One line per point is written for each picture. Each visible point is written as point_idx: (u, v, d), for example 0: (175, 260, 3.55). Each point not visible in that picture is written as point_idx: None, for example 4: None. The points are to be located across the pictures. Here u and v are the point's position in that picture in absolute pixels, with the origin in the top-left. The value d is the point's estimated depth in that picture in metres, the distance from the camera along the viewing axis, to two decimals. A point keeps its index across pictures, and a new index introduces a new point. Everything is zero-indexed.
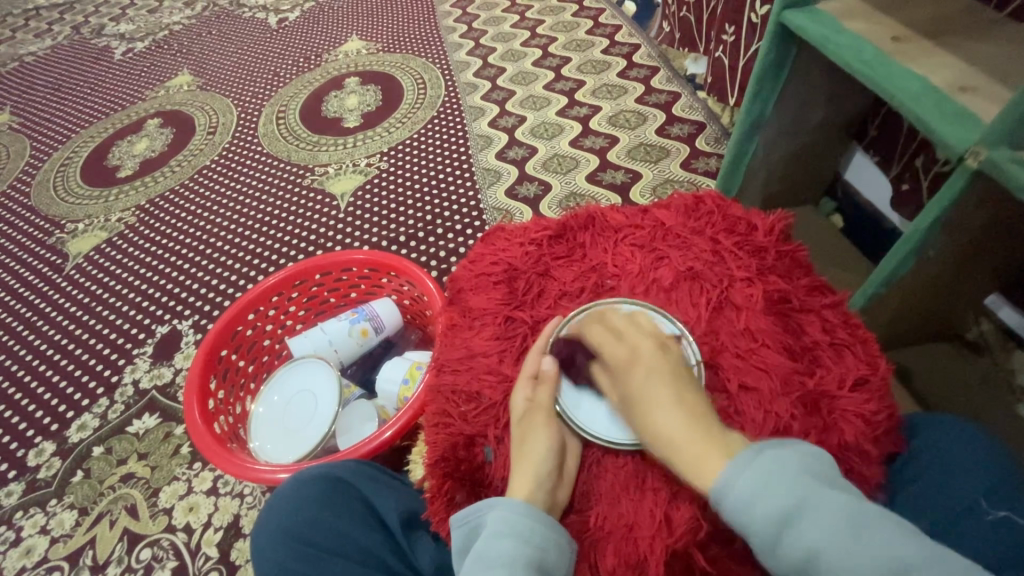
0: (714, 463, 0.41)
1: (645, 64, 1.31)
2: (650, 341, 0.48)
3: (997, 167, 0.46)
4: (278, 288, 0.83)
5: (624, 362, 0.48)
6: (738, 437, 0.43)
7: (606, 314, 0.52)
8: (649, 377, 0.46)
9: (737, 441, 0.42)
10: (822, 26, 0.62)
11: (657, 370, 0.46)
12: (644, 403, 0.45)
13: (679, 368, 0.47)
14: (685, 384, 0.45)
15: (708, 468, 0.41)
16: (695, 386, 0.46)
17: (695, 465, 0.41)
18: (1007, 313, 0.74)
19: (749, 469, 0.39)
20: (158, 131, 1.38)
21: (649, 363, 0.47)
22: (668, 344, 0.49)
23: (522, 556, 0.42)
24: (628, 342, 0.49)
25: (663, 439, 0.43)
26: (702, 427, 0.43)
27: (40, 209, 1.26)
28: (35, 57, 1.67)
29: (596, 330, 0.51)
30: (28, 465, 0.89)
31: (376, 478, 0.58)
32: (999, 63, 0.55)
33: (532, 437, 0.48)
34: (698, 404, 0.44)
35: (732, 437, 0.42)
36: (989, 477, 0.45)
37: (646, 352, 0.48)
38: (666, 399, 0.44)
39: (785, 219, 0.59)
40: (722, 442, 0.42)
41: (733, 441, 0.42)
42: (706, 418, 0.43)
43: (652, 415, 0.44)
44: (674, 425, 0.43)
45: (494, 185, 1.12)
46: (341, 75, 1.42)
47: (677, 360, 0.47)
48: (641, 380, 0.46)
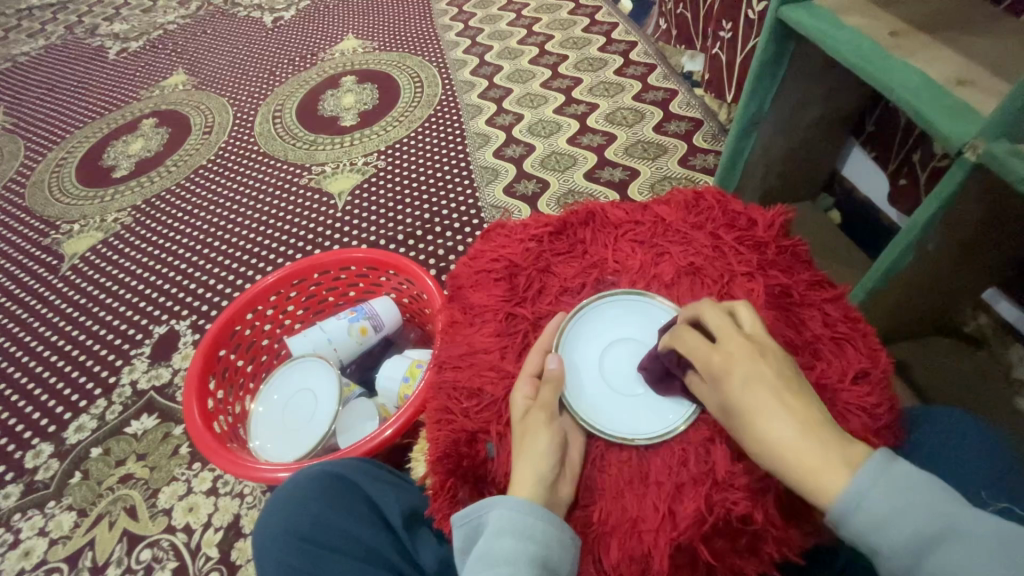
0: (838, 478, 0.35)
1: (641, 61, 1.31)
2: (745, 341, 0.43)
3: (996, 160, 0.46)
4: (277, 288, 0.82)
5: (718, 369, 0.42)
6: (861, 443, 0.37)
7: (698, 317, 0.47)
8: (749, 384, 0.40)
9: (861, 448, 0.37)
10: (819, 21, 0.62)
11: (758, 375, 0.40)
12: (745, 412, 0.40)
13: (783, 369, 0.41)
14: (792, 388, 0.40)
15: (832, 484, 0.35)
16: (804, 390, 0.40)
17: (816, 483, 0.36)
18: (1005, 307, 0.75)
19: (881, 485, 0.34)
20: (153, 131, 1.37)
21: (747, 367, 0.41)
22: (767, 344, 0.43)
23: (525, 554, 0.42)
24: (723, 347, 0.43)
25: (773, 450, 0.38)
26: (818, 436, 0.37)
27: (36, 210, 1.25)
28: (28, 58, 1.66)
29: (684, 338, 0.46)
30: (26, 467, 0.89)
31: (378, 476, 0.58)
32: (996, 56, 0.55)
33: (533, 433, 0.47)
34: (809, 410, 0.38)
35: (854, 445, 0.37)
36: (987, 470, 0.45)
37: (741, 355, 0.42)
38: (771, 406, 0.39)
39: (785, 213, 0.59)
40: (843, 453, 0.36)
41: (854, 449, 0.36)
42: (820, 426, 0.38)
43: (756, 425, 0.39)
44: (782, 437, 0.38)
45: (492, 184, 1.12)
46: (337, 74, 1.42)
47: (779, 361, 0.41)
48: (740, 388, 0.40)
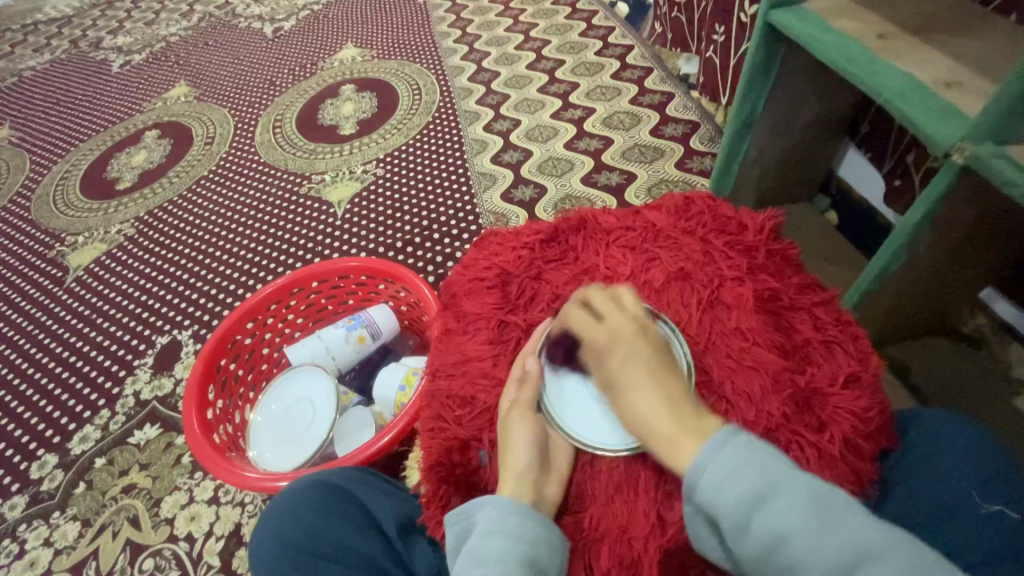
0: (691, 451, 0.42)
1: (638, 65, 1.32)
2: (631, 324, 0.48)
3: (982, 163, 0.46)
4: (276, 297, 0.83)
5: (603, 347, 0.48)
6: (711, 419, 0.43)
7: (589, 297, 0.51)
8: (627, 360, 0.46)
9: (712, 423, 0.43)
10: (808, 25, 0.62)
11: (634, 354, 0.46)
12: (623, 386, 0.46)
13: (657, 350, 0.47)
14: (663, 368, 0.46)
15: (686, 454, 0.42)
16: (672, 370, 0.46)
17: (673, 450, 0.42)
18: (1003, 307, 0.74)
19: (729, 450, 0.40)
20: (155, 142, 1.39)
21: (631, 345, 0.47)
22: (648, 326, 0.49)
23: (513, 554, 0.43)
24: (610, 325, 0.48)
25: (641, 424, 0.44)
26: (679, 412, 0.43)
27: (40, 223, 1.27)
28: (33, 72, 1.68)
29: (574, 314, 0.51)
30: (31, 478, 0.90)
31: (371, 484, 0.58)
32: (984, 57, 0.55)
33: (513, 432, 0.49)
34: (676, 389, 0.45)
35: (706, 420, 0.43)
36: (981, 472, 0.45)
37: (626, 335, 0.47)
38: (643, 384, 0.45)
39: (775, 217, 0.60)
40: (696, 426, 0.43)
41: (707, 423, 0.43)
42: (683, 403, 0.44)
43: (632, 400, 0.45)
44: (651, 411, 0.44)
45: (490, 190, 1.13)
46: (336, 83, 1.43)
47: (656, 344, 0.47)
48: (620, 366, 0.46)
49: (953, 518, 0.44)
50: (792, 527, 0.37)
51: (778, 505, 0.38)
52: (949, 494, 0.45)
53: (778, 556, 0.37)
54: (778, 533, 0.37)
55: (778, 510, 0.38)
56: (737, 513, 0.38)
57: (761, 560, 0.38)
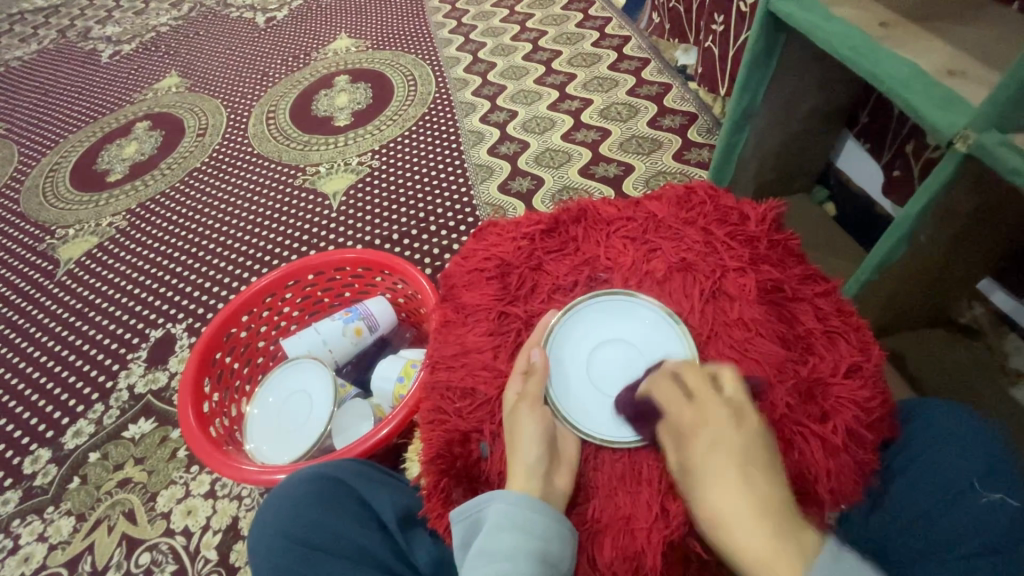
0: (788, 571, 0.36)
1: (635, 56, 1.31)
2: (723, 408, 0.44)
3: (986, 151, 0.46)
4: (272, 289, 0.82)
5: (690, 429, 0.44)
6: (808, 531, 0.38)
7: (678, 369, 0.49)
8: (713, 448, 0.42)
9: (814, 539, 0.37)
10: (810, 13, 0.62)
11: (722, 442, 0.42)
12: (709, 478, 0.41)
13: (752, 443, 0.42)
14: (756, 463, 0.41)
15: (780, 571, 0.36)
16: (769, 469, 0.41)
17: (758, 562, 0.37)
18: (1000, 298, 0.75)
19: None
20: (147, 133, 1.37)
21: (720, 431, 0.43)
22: (745, 411, 0.44)
23: (524, 550, 0.43)
24: (699, 404, 0.45)
25: (724, 526, 0.39)
26: (773, 519, 0.38)
27: (30, 215, 1.25)
28: (21, 62, 1.66)
29: (663, 386, 0.47)
30: (24, 473, 0.89)
31: (372, 477, 0.58)
32: (988, 46, 0.54)
33: (521, 424, 0.48)
34: (770, 490, 0.39)
35: (802, 532, 0.38)
36: (984, 461, 0.46)
37: (718, 419, 0.43)
38: (733, 480, 0.40)
39: (776, 208, 0.59)
40: (794, 541, 0.37)
41: (804, 536, 0.37)
42: (777, 509, 0.39)
43: (716, 494, 0.40)
44: (738, 513, 0.39)
45: (487, 181, 1.12)
46: (330, 74, 1.41)
47: (751, 433, 0.43)
48: (706, 453, 0.42)
49: (959, 505, 0.44)
50: None
51: None
52: (951, 485, 0.45)
53: None
54: None
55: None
56: None
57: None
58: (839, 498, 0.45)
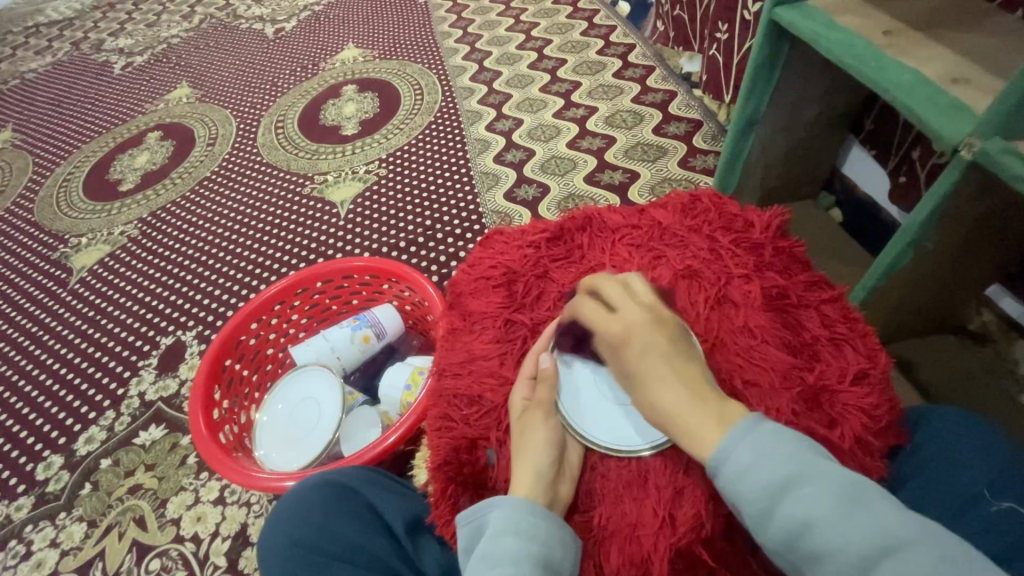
0: (714, 438, 0.40)
1: (640, 63, 1.32)
2: (645, 314, 0.47)
3: (991, 158, 0.46)
4: (281, 297, 0.83)
5: (617, 338, 0.47)
6: (735, 406, 0.42)
7: (598, 288, 0.51)
8: (644, 351, 0.45)
9: (732, 409, 0.42)
10: (812, 22, 0.62)
11: (653, 343, 0.45)
12: (641, 376, 0.44)
13: (675, 339, 0.46)
14: (680, 357, 0.44)
15: (707, 441, 0.40)
16: (691, 359, 0.45)
17: (696, 439, 0.41)
18: (1008, 303, 0.74)
19: (754, 433, 0.40)
20: (158, 143, 1.39)
21: (648, 334, 0.46)
22: (663, 314, 0.48)
23: (526, 555, 0.42)
24: (623, 315, 0.47)
25: (660, 413, 0.43)
26: (701, 399, 0.42)
27: (44, 224, 1.27)
28: (35, 74, 1.69)
29: (586, 307, 0.50)
30: (37, 479, 0.90)
31: (381, 484, 0.58)
32: (992, 53, 0.54)
33: (531, 431, 0.49)
34: (697, 377, 0.43)
35: (731, 408, 0.42)
36: (994, 468, 0.45)
37: (640, 325, 0.46)
38: (662, 373, 0.43)
39: (781, 214, 0.60)
40: (716, 414, 0.41)
41: (731, 410, 0.42)
42: (703, 390, 0.43)
43: (650, 388, 0.43)
44: (671, 400, 0.42)
45: (493, 189, 1.13)
46: (338, 83, 1.43)
47: (672, 332, 0.46)
48: (638, 356, 0.45)
49: (968, 513, 0.44)
50: (819, 513, 0.36)
51: (807, 491, 0.37)
52: (963, 493, 0.45)
53: (802, 544, 0.36)
54: (805, 521, 0.36)
55: (806, 497, 0.36)
56: (764, 497, 0.37)
57: (784, 547, 0.37)
58: None
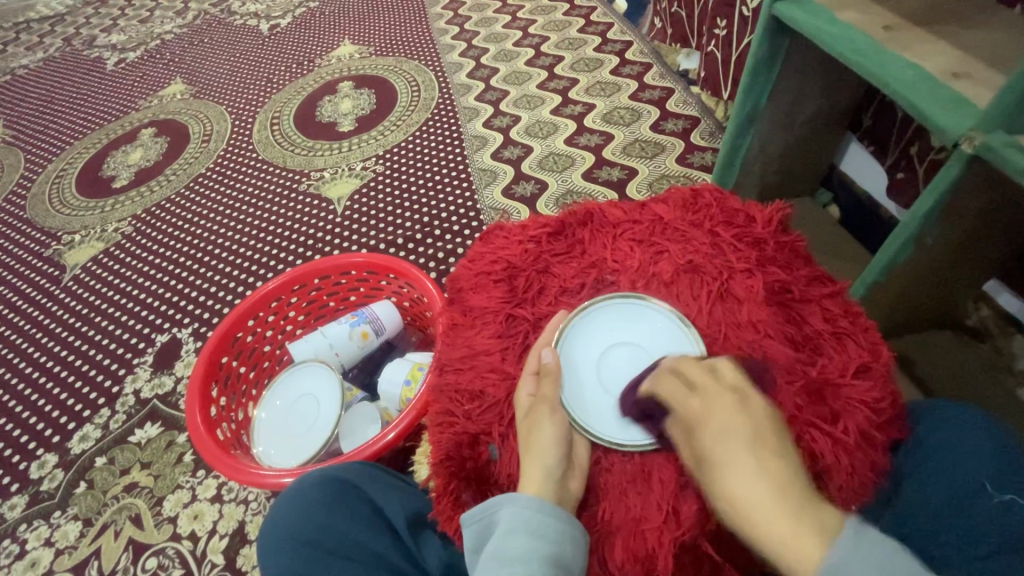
0: (813, 547, 0.36)
1: (637, 60, 1.31)
2: (729, 396, 0.45)
3: (994, 152, 0.46)
4: (278, 293, 0.82)
5: (698, 420, 0.44)
6: (830, 511, 0.38)
7: (677, 367, 0.49)
8: (726, 438, 0.42)
9: (833, 517, 0.37)
10: (813, 16, 0.62)
11: (735, 430, 0.42)
12: (723, 465, 0.41)
13: (763, 429, 0.43)
14: (767, 447, 0.41)
15: (804, 550, 0.36)
16: (780, 453, 0.41)
17: (789, 546, 0.36)
18: (1007, 298, 0.75)
19: (861, 548, 0.35)
20: (152, 140, 1.38)
21: (729, 419, 0.43)
22: (750, 398, 0.45)
23: (537, 554, 0.42)
24: (704, 395, 0.45)
25: (743, 510, 0.39)
26: (791, 498, 0.38)
27: (37, 221, 1.26)
28: (27, 70, 1.67)
29: (666, 384, 0.48)
30: (31, 478, 0.89)
31: (381, 480, 0.58)
32: (993, 48, 0.55)
33: (539, 427, 0.48)
34: (787, 471, 0.40)
35: (828, 513, 0.37)
36: (994, 461, 0.45)
37: (723, 408, 0.44)
38: (746, 464, 0.40)
39: (783, 209, 0.59)
40: (812, 519, 0.37)
41: (828, 516, 0.37)
42: (795, 488, 0.39)
43: (731, 480, 0.40)
44: (757, 495, 0.39)
45: (491, 186, 1.12)
46: (334, 80, 1.42)
47: (758, 419, 0.43)
48: (721, 443, 0.42)
49: (968, 505, 0.44)
50: None
51: None
52: (965, 486, 0.45)
53: None
54: None
55: None
56: None
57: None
58: (851, 498, 0.45)
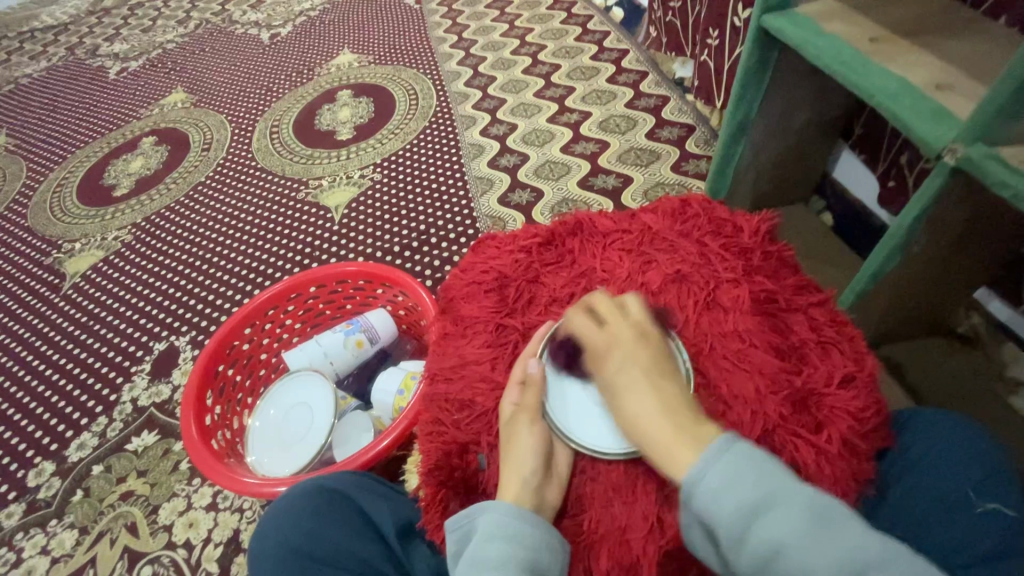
0: (685, 457, 0.41)
1: (633, 69, 1.32)
2: (629, 330, 0.49)
3: (975, 163, 0.47)
4: (274, 302, 0.83)
5: (602, 351, 0.49)
6: (709, 426, 0.43)
7: (592, 302, 0.52)
8: (624, 366, 0.46)
9: (707, 428, 0.43)
10: (800, 28, 0.63)
11: (633, 358, 0.47)
12: (620, 392, 0.46)
13: (657, 356, 0.47)
14: (659, 372, 0.46)
15: (680, 460, 0.41)
16: (671, 377, 0.46)
17: (670, 459, 0.42)
18: (997, 306, 0.74)
19: (728, 453, 0.40)
20: (153, 149, 1.39)
21: (629, 350, 0.47)
22: (649, 331, 0.49)
23: (515, 560, 0.43)
24: (610, 330, 0.49)
25: (634, 428, 0.44)
26: (674, 416, 0.43)
27: (38, 230, 1.26)
28: (30, 79, 1.68)
29: (578, 320, 0.51)
30: (28, 486, 0.89)
31: (370, 487, 0.58)
32: (977, 60, 0.55)
33: (517, 435, 0.49)
34: (674, 392, 0.45)
35: (705, 428, 0.43)
36: (978, 470, 0.46)
37: (624, 340, 0.48)
38: (639, 387, 0.45)
39: (771, 219, 0.60)
40: (691, 433, 0.42)
41: (704, 431, 0.42)
42: (680, 410, 0.44)
43: (626, 403, 0.45)
44: (645, 416, 0.44)
45: (487, 194, 1.13)
46: (333, 89, 1.43)
47: (654, 348, 0.48)
48: (619, 370, 0.46)
49: (955, 516, 0.44)
50: (791, 537, 0.37)
51: (778, 513, 0.38)
52: (950, 495, 0.45)
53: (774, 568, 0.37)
54: (776, 544, 0.37)
55: (779, 520, 0.38)
56: (737, 521, 0.38)
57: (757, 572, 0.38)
58: None
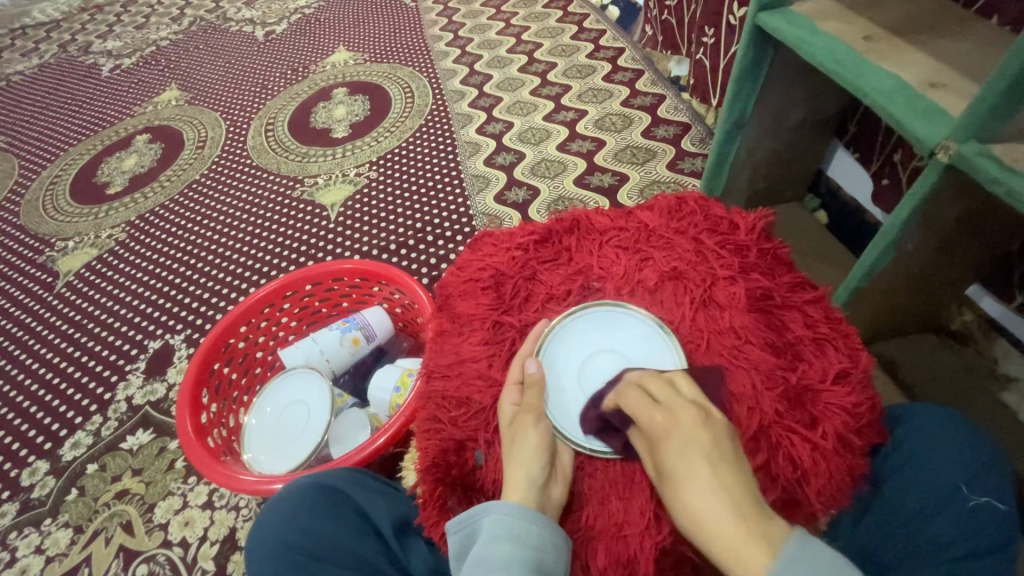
0: (762, 563, 0.35)
1: (629, 67, 1.33)
2: (690, 410, 0.43)
3: (967, 161, 0.47)
4: (269, 299, 0.83)
5: (659, 431, 0.43)
6: (781, 525, 0.37)
7: (645, 379, 0.48)
8: (683, 450, 0.40)
9: (783, 530, 0.37)
10: (796, 26, 0.63)
11: (693, 439, 0.41)
12: (677, 479, 0.40)
13: (722, 442, 0.41)
14: (726, 459, 0.40)
15: (754, 567, 0.35)
16: (741, 468, 0.40)
17: (740, 562, 0.35)
18: (989, 303, 0.75)
19: (806, 560, 0.35)
20: (146, 146, 1.38)
21: (689, 429, 0.42)
22: (713, 413, 0.43)
23: (521, 561, 0.43)
24: (665, 407, 0.44)
25: (697, 524, 0.38)
26: (745, 514, 0.37)
27: (30, 227, 1.26)
28: (22, 76, 1.67)
29: (630, 397, 0.47)
30: (22, 485, 0.89)
31: (367, 485, 0.59)
32: (969, 58, 0.56)
33: (522, 433, 0.49)
34: (742, 483, 0.39)
35: (778, 528, 0.36)
36: (970, 465, 0.47)
37: (685, 421, 0.42)
38: (703, 477, 0.39)
39: (766, 217, 0.60)
40: (764, 533, 0.36)
41: (779, 534, 0.36)
42: (749, 504, 0.37)
43: (687, 494, 0.39)
44: (713, 512, 0.37)
45: (483, 192, 1.13)
46: (328, 86, 1.43)
47: (719, 430, 0.42)
48: (676, 453, 0.41)
49: (946, 511, 0.45)
50: None
51: None
52: (941, 487, 0.46)
53: None
54: None
55: None
56: None
57: None
58: (828, 502, 0.46)
